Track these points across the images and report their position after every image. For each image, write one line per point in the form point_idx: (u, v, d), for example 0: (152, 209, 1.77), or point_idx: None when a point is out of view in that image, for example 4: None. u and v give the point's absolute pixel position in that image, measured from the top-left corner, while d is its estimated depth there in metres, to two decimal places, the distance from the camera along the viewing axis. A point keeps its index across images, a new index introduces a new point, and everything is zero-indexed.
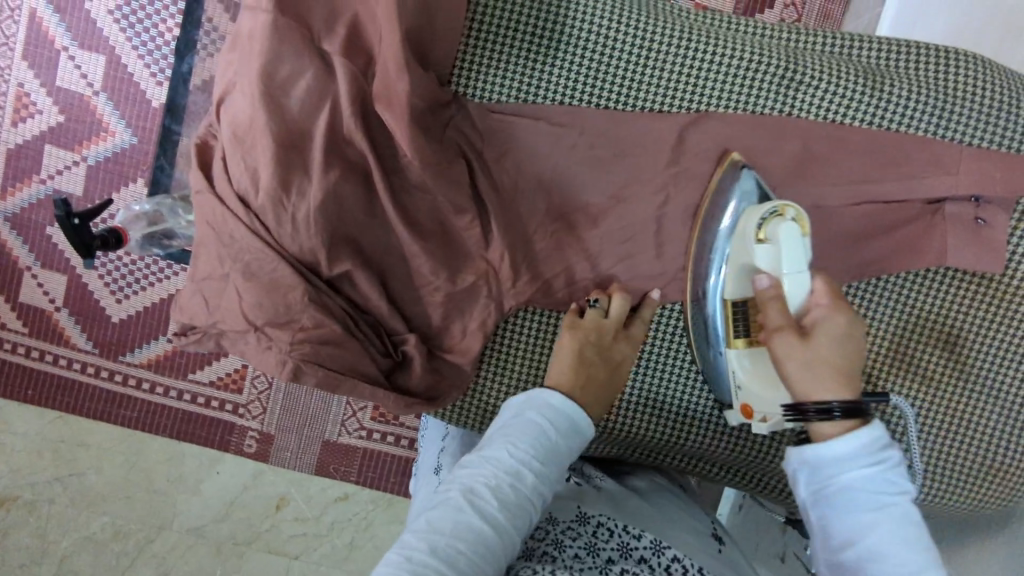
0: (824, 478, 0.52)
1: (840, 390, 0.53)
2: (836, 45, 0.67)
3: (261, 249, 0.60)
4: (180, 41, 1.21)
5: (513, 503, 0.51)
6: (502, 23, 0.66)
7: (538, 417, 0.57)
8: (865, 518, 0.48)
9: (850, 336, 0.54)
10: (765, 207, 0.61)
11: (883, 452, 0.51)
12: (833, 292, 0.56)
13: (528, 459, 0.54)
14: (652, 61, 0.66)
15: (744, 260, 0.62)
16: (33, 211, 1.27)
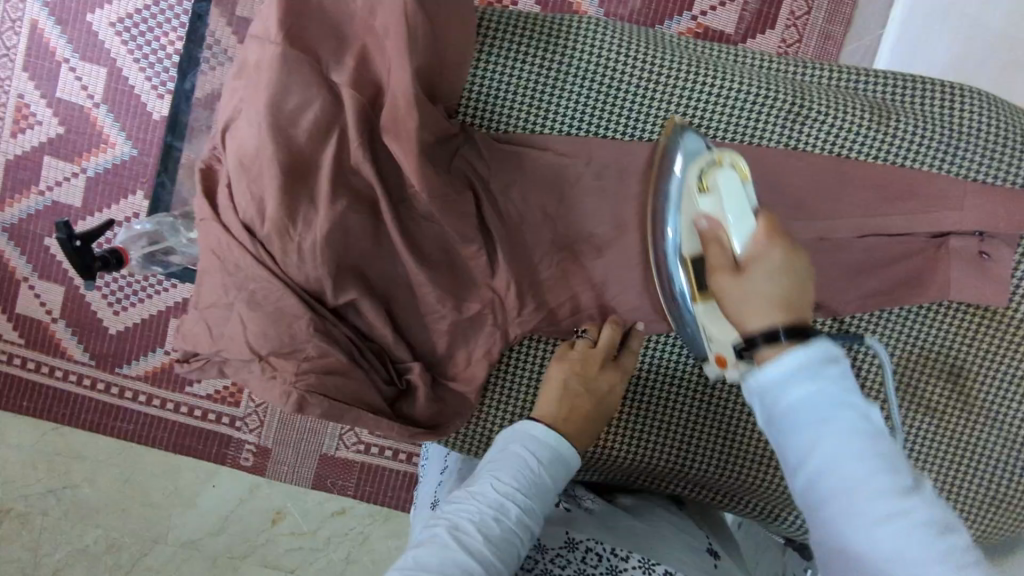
0: (771, 401, 0.44)
1: (785, 318, 0.47)
2: (842, 79, 0.69)
3: (267, 278, 0.60)
4: (183, 58, 1.23)
5: (499, 538, 0.50)
6: (514, 53, 0.67)
7: (523, 450, 0.58)
8: (816, 440, 0.42)
9: (790, 263, 0.50)
10: (704, 158, 0.60)
11: (829, 360, 0.44)
12: (768, 225, 0.53)
13: (512, 491, 0.54)
14: (662, 93, 0.68)
15: (690, 212, 0.60)
16: (31, 222, 1.27)
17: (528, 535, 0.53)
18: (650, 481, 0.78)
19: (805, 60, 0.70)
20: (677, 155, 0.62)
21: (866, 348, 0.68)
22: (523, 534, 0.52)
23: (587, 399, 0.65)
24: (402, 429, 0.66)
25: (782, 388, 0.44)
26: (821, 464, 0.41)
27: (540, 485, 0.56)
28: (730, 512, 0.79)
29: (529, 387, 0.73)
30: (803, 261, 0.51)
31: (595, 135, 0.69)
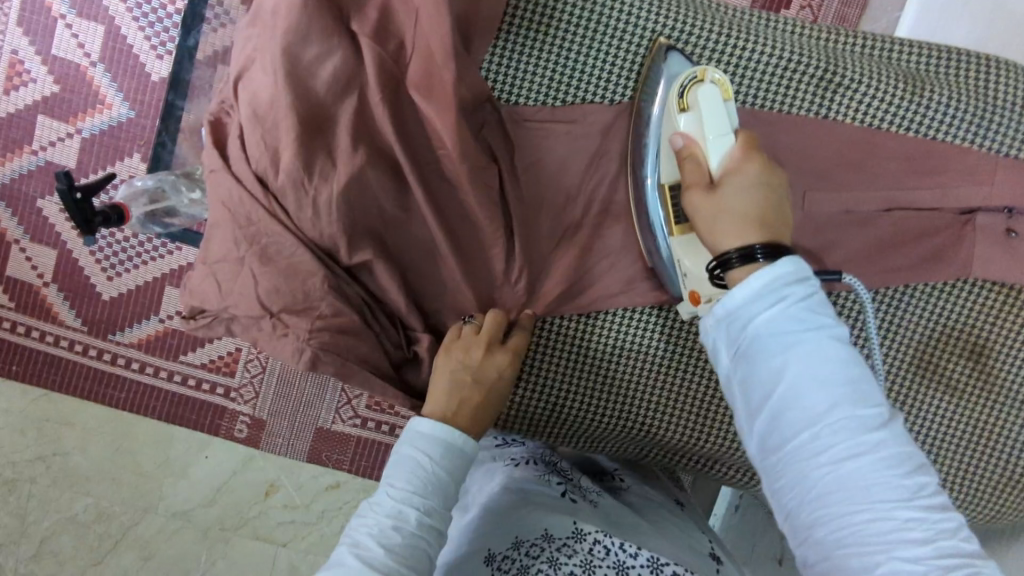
0: (739, 328, 0.50)
1: (762, 235, 0.52)
2: (876, 49, 0.67)
3: (281, 233, 0.58)
4: (187, 14, 1.19)
5: (399, 545, 0.51)
6: (540, 12, 0.65)
7: (413, 451, 0.56)
8: (786, 360, 0.48)
9: (757, 186, 0.54)
10: (686, 74, 0.60)
11: (797, 282, 0.50)
12: (746, 143, 0.56)
13: (409, 495, 0.54)
14: (690, 56, 0.66)
15: (669, 133, 0.61)
16: (23, 183, 1.23)
17: (433, 535, 0.54)
18: (664, 453, 0.78)
19: (836, 28, 0.69)
20: (658, 79, 0.63)
21: (891, 324, 0.67)
22: (432, 535, 0.53)
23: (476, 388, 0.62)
24: (406, 398, 0.65)
25: (755, 309, 0.50)
26: (784, 383, 0.48)
27: (444, 476, 0.56)
28: (751, 487, 0.79)
29: (550, 359, 0.71)
30: (777, 176, 0.55)
31: (621, 99, 0.67)
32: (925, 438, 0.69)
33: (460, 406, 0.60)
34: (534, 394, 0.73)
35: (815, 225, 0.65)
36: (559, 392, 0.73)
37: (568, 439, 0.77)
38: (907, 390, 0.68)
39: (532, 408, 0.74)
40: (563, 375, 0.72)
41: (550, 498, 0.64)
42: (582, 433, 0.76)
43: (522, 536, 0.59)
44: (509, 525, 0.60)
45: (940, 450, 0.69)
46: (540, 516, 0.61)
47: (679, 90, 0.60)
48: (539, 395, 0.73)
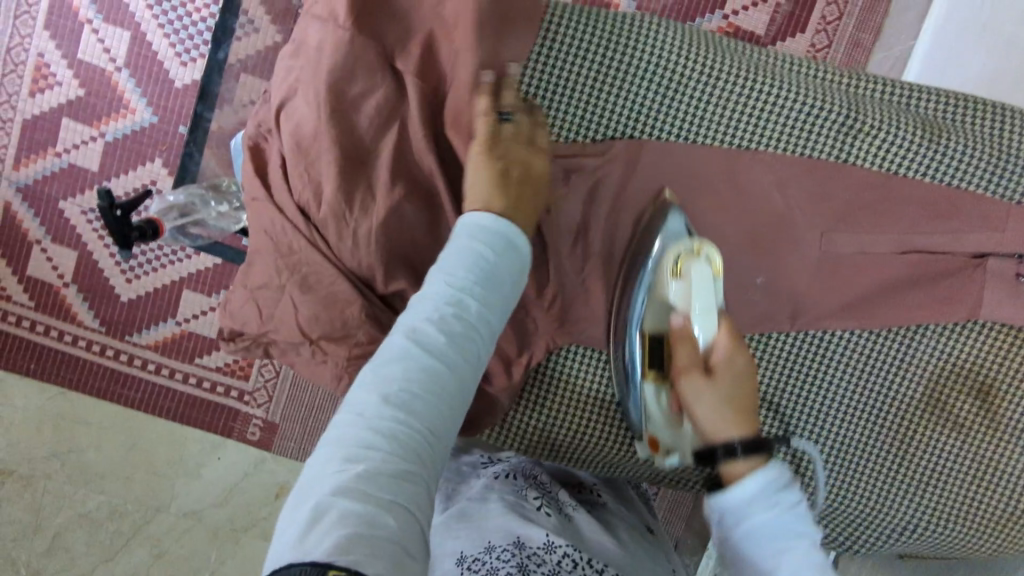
0: (738, 521, 0.57)
1: (743, 430, 0.60)
2: (896, 94, 0.70)
3: (320, 262, 0.61)
4: (217, 28, 1.20)
5: (460, 333, 0.48)
6: (570, 52, 0.68)
7: (471, 244, 0.52)
8: (778, 553, 0.54)
9: (744, 376, 0.63)
10: (682, 245, 0.66)
11: (788, 489, 0.58)
12: (731, 328, 0.64)
13: (467, 284, 0.50)
14: (716, 98, 0.68)
15: (660, 298, 0.67)
16: (47, 184, 1.26)
17: (488, 329, 0.51)
18: (680, 480, 0.81)
19: (859, 73, 0.71)
20: (654, 235, 0.68)
21: (902, 360, 0.69)
22: (429, 428, 0.45)
23: (530, 182, 0.58)
24: None
25: (750, 510, 0.57)
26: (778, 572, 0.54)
27: (446, 363, 0.47)
28: None
29: (575, 387, 0.76)
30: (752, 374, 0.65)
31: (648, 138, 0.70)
32: (930, 471, 0.72)
33: (474, 265, 0.51)
34: (555, 419, 0.77)
35: (826, 265, 0.69)
36: (581, 418, 0.77)
37: (585, 463, 0.80)
38: (913, 423, 0.71)
39: (553, 434, 0.78)
40: (585, 403, 0.76)
41: (524, 511, 0.64)
42: (600, 459, 0.79)
43: (494, 540, 0.57)
44: (485, 532, 0.59)
45: (945, 484, 0.72)
46: (513, 525, 0.60)
47: (673, 258, 0.66)
48: (562, 422, 0.77)
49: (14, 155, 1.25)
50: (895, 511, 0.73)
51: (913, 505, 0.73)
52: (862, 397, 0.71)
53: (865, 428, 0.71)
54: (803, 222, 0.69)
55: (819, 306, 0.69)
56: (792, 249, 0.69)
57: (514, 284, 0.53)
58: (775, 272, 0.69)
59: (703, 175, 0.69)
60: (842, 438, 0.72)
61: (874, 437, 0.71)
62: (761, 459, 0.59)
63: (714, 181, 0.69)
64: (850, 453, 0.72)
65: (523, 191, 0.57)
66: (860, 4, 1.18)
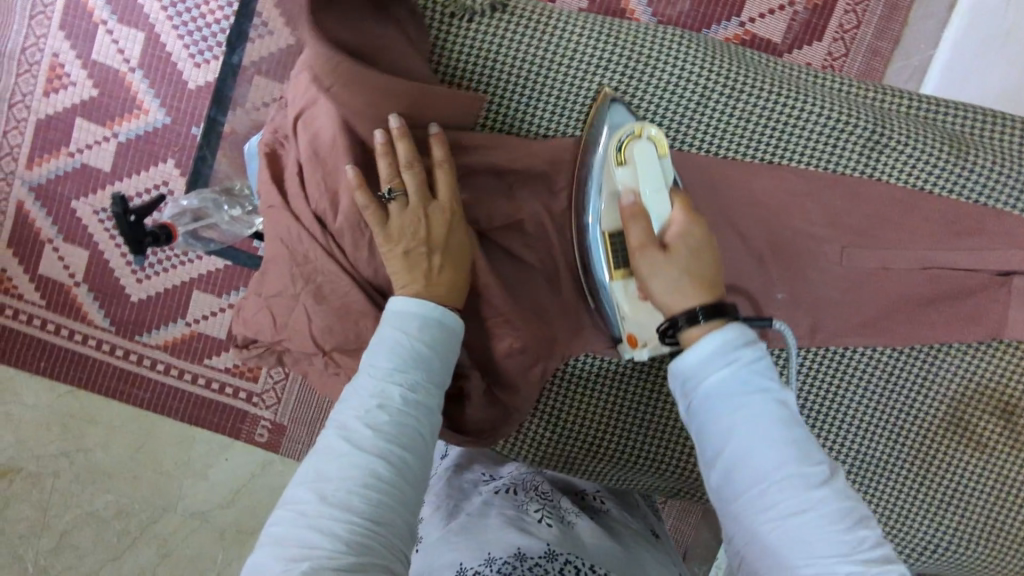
0: (693, 387, 0.53)
1: (703, 294, 0.57)
2: (919, 108, 0.71)
3: (336, 272, 0.62)
4: (232, 32, 1.20)
5: (390, 422, 0.49)
6: (596, 66, 0.71)
7: (394, 332, 0.54)
8: (735, 414, 0.50)
9: (702, 246, 0.59)
10: (624, 131, 0.66)
11: (745, 347, 0.53)
12: (683, 202, 0.62)
13: (390, 371, 0.52)
14: (742, 111, 0.69)
15: (610, 188, 0.67)
16: (59, 183, 1.26)
17: (423, 410, 0.52)
18: (690, 491, 0.82)
19: (885, 88, 0.72)
20: (601, 130, 0.68)
21: (924, 377, 0.70)
22: (373, 518, 0.45)
23: (433, 250, 0.60)
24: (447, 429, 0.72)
25: (705, 375, 0.52)
26: (736, 437, 0.49)
27: (382, 456, 0.48)
28: None
29: (589, 397, 0.77)
30: (713, 245, 0.61)
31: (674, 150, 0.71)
32: (951, 490, 0.72)
33: (396, 354, 0.53)
34: (569, 428, 0.78)
35: (839, 280, 0.69)
36: (596, 428, 0.78)
37: (596, 476, 0.80)
38: (934, 441, 0.72)
39: (566, 442, 0.79)
40: (601, 413, 0.77)
41: (522, 523, 0.62)
42: (611, 471, 0.80)
43: (494, 553, 0.56)
44: (484, 545, 0.58)
45: (966, 503, 0.72)
46: (511, 538, 0.58)
47: (619, 141, 0.66)
48: (576, 432, 0.78)
49: (27, 154, 1.25)
50: (916, 529, 0.73)
51: (933, 524, 0.73)
52: (883, 413, 0.72)
53: (886, 444, 0.72)
54: (820, 239, 0.69)
55: (832, 323, 0.70)
56: (806, 264, 0.69)
57: (445, 360, 0.55)
58: (795, 288, 0.70)
59: (720, 192, 0.70)
60: (863, 454, 0.72)
61: (895, 454, 0.72)
62: (721, 319, 0.55)
63: (728, 197, 0.70)
64: (871, 470, 0.73)
65: (433, 263, 0.59)
66: (879, 13, 1.18)
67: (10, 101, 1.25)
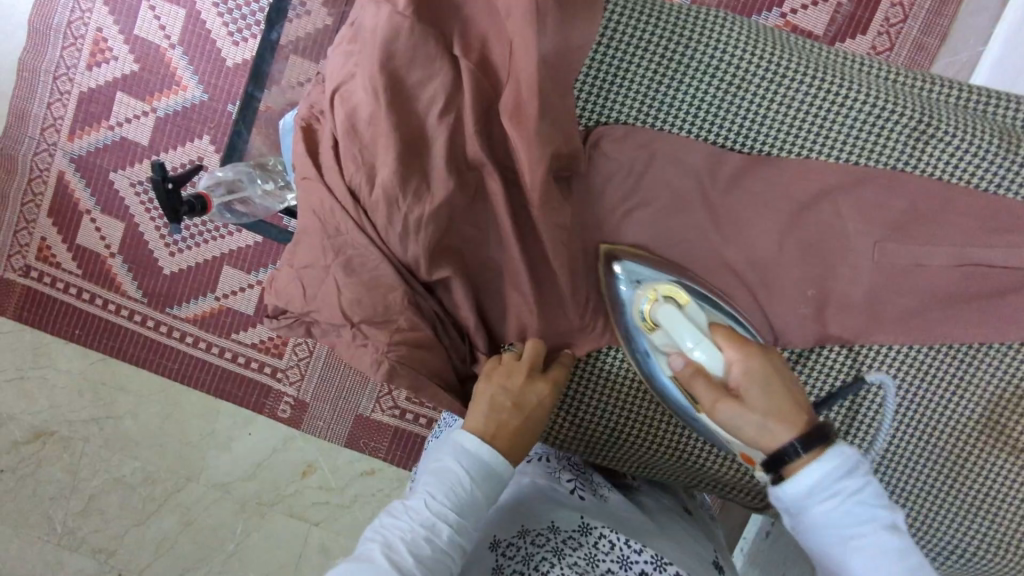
0: (799, 513, 0.57)
1: (797, 430, 0.58)
2: (969, 99, 0.70)
3: (367, 245, 0.64)
4: (271, 8, 1.19)
5: (429, 557, 0.54)
6: (638, 43, 0.69)
7: (456, 464, 0.60)
8: (846, 546, 0.54)
9: (767, 376, 0.61)
10: (639, 300, 0.68)
11: (851, 474, 0.56)
12: (727, 339, 0.63)
13: (444, 509, 0.57)
14: (788, 96, 0.68)
15: (658, 347, 0.68)
16: (98, 155, 1.29)
17: (459, 552, 0.57)
18: (715, 484, 0.81)
19: (936, 75, 0.71)
20: (618, 288, 0.70)
21: (963, 381, 0.70)
22: None
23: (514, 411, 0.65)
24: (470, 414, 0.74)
25: (810, 503, 0.56)
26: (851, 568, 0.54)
27: None
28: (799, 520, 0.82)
29: (616, 385, 0.76)
30: (773, 362, 0.62)
31: (714, 140, 0.70)
32: (984, 495, 0.72)
33: (452, 492, 0.58)
34: (593, 415, 0.78)
35: (871, 274, 0.68)
36: (620, 417, 0.77)
37: (614, 460, 0.80)
38: (968, 445, 0.71)
39: (591, 429, 0.78)
40: (625, 403, 0.77)
41: (560, 496, 0.68)
42: (630, 458, 0.79)
43: (529, 525, 0.63)
44: (519, 516, 0.65)
45: (998, 507, 0.72)
46: (548, 509, 0.65)
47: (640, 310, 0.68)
48: (598, 419, 0.78)
49: (69, 127, 1.28)
50: (944, 534, 0.73)
51: (963, 529, 0.73)
52: (918, 417, 0.71)
53: (920, 447, 0.72)
54: (856, 232, 0.68)
55: (858, 321, 0.69)
56: (840, 256, 0.69)
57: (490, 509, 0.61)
58: (825, 283, 0.69)
59: (753, 182, 0.69)
60: (894, 458, 0.73)
61: (927, 456, 0.72)
62: (825, 452, 0.56)
63: (760, 186, 0.69)
64: (901, 472, 0.73)
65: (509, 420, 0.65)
66: (926, 8, 1.15)
67: (55, 74, 1.28)
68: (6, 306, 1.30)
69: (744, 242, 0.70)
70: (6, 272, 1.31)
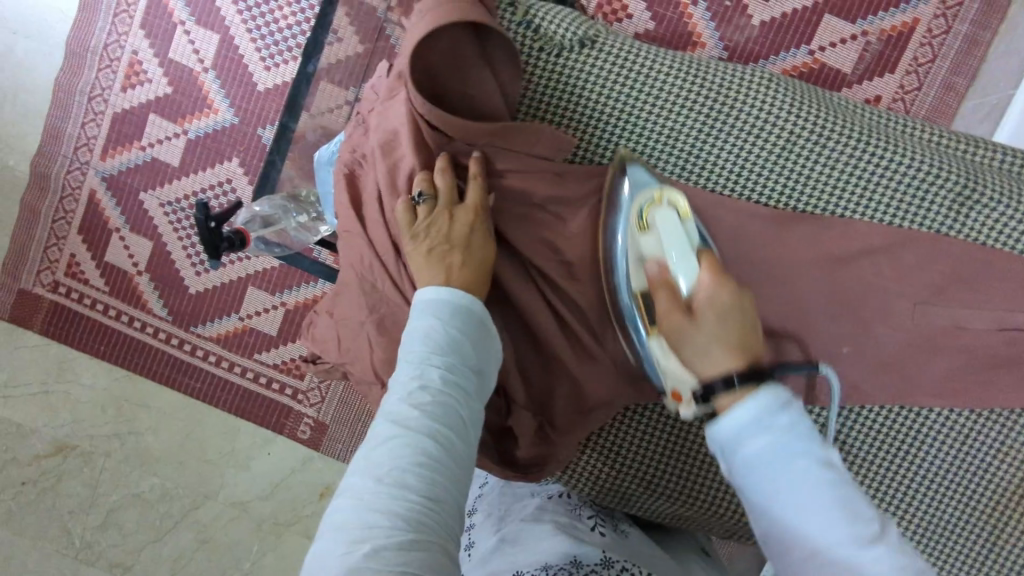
0: (733, 452, 0.54)
1: (742, 363, 0.58)
2: (995, 157, 0.73)
3: (402, 305, 0.66)
4: (308, 42, 1.20)
5: (432, 403, 0.51)
6: (678, 102, 0.73)
7: (430, 318, 0.57)
8: (779, 481, 0.51)
9: (733, 306, 0.61)
10: (643, 198, 0.70)
11: (785, 410, 0.53)
12: (709, 261, 0.64)
13: (425, 355, 0.54)
14: (821, 151, 0.71)
15: (633, 253, 0.70)
16: (130, 175, 1.31)
17: (459, 390, 0.54)
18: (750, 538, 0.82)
19: (961, 135, 0.74)
20: (621, 190, 0.72)
21: (1005, 445, 0.70)
22: (440, 520, 0.47)
23: (459, 246, 0.64)
24: (498, 465, 0.73)
25: (740, 444, 0.53)
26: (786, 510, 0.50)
27: (430, 435, 0.50)
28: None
29: (657, 438, 0.79)
30: (745, 299, 0.63)
31: (746, 197, 0.74)
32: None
33: (429, 339, 0.55)
34: (631, 466, 0.80)
35: (904, 332, 0.70)
36: (659, 468, 0.80)
37: (648, 510, 0.82)
38: (1007, 513, 0.71)
39: (629, 479, 0.80)
40: (664, 454, 0.79)
41: (582, 534, 0.69)
42: (647, 502, 0.81)
43: (551, 560, 0.62)
44: (541, 552, 0.65)
45: None
46: (570, 548, 0.65)
47: (639, 209, 0.70)
48: (622, 465, 0.80)
49: (102, 146, 1.31)
50: None
51: None
52: (958, 481, 0.72)
53: (960, 512, 0.72)
54: (889, 292, 0.70)
55: (880, 377, 0.71)
56: (875, 317, 0.70)
57: (476, 343, 0.57)
58: (860, 342, 0.70)
59: (793, 241, 0.71)
60: (937, 521, 0.73)
61: (963, 523, 0.72)
62: (756, 386, 0.55)
63: (798, 245, 0.71)
64: (936, 538, 0.73)
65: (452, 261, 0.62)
66: (956, 47, 1.15)
67: (90, 94, 1.30)
68: (33, 320, 1.32)
69: (780, 300, 0.71)
70: (35, 287, 1.32)
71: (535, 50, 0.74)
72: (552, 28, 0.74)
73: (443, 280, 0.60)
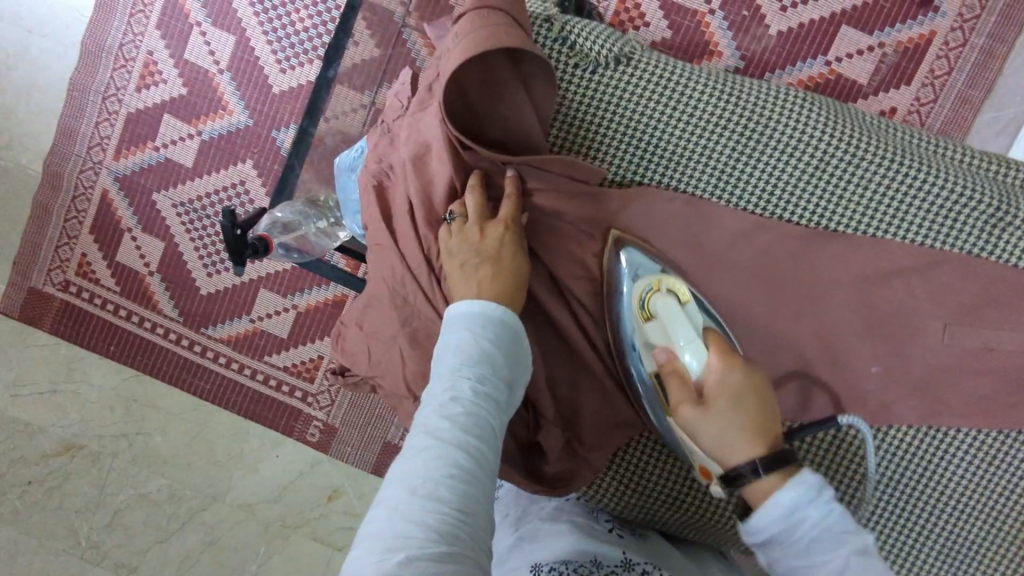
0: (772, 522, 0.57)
1: (757, 448, 0.61)
2: (1014, 175, 0.75)
3: (433, 319, 0.68)
4: (329, 47, 1.20)
5: (465, 416, 0.51)
6: (710, 121, 0.75)
7: (462, 331, 0.57)
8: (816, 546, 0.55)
9: (741, 395, 0.63)
10: (642, 286, 0.72)
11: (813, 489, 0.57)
12: (716, 344, 0.66)
13: (458, 368, 0.54)
14: (850, 171, 0.73)
15: (640, 342, 0.72)
16: (143, 176, 1.30)
17: (491, 404, 0.54)
18: None
19: (983, 153, 0.76)
20: (620, 275, 0.73)
21: (1010, 463, 0.73)
22: (473, 534, 0.47)
23: (490, 259, 0.64)
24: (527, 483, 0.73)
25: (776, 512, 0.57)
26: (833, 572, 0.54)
27: (464, 448, 0.49)
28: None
29: (680, 453, 0.79)
30: (755, 377, 0.65)
31: (777, 215, 0.75)
32: None
33: (462, 351, 0.55)
34: (653, 480, 0.81)
35: (927, 352, 0.72)
36: (682, 482, 0.80)
37: (669, 523, 0.82)
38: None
39: (652, 493, 0.81)
40: (688, 468, 0.79)
41: (600, 535, 0.70)
42: (663, 509, 0.81)
43: (571, 557, 0.63)
44: (560, 549, 0.65)
45: None
46: (589, 548, 0.65)
47: (640, 297, 0.72)
48: (645, 479, 0.81)
49: (115, 146, 1.30)
50: None
51: None
52: (969, 498, 0.75)
53: (984, 527, 0.75)
54: (909, 309, 0.72)
55: (894, 391, 0.73)
56: (904, 338, 0.72)
57: (508, 356, 0.57)
58: (890, 359, 0.73)
59: (819, 261, 0.73)
60: (951, 538, 0.76)
61: (985, 537, 0.75)
62: (784, 475, 0.59)
63: (824, 265, 0.73)
64: (959, 551, 0.76)
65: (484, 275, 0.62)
66: (973, 60, 1.15)
67: (104, 94, 1.29)
68: (42, 320, 1.31)
69: (805, 317, 0.73)
70: (45, 285, 1.32)
71: (569, 65, 0.75)
72: (587, 45, 0.74)
73: (476, 294, 0.60)
